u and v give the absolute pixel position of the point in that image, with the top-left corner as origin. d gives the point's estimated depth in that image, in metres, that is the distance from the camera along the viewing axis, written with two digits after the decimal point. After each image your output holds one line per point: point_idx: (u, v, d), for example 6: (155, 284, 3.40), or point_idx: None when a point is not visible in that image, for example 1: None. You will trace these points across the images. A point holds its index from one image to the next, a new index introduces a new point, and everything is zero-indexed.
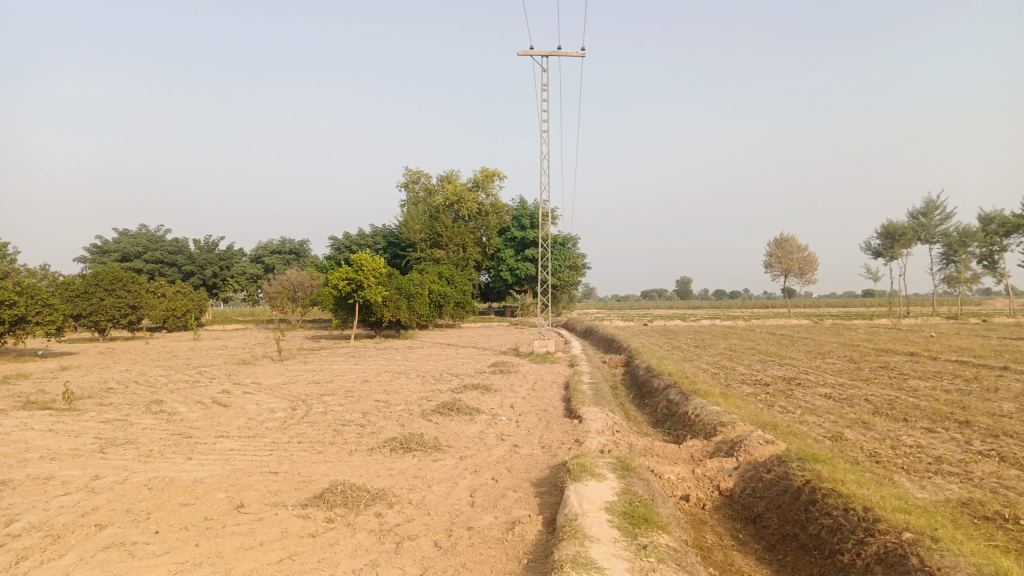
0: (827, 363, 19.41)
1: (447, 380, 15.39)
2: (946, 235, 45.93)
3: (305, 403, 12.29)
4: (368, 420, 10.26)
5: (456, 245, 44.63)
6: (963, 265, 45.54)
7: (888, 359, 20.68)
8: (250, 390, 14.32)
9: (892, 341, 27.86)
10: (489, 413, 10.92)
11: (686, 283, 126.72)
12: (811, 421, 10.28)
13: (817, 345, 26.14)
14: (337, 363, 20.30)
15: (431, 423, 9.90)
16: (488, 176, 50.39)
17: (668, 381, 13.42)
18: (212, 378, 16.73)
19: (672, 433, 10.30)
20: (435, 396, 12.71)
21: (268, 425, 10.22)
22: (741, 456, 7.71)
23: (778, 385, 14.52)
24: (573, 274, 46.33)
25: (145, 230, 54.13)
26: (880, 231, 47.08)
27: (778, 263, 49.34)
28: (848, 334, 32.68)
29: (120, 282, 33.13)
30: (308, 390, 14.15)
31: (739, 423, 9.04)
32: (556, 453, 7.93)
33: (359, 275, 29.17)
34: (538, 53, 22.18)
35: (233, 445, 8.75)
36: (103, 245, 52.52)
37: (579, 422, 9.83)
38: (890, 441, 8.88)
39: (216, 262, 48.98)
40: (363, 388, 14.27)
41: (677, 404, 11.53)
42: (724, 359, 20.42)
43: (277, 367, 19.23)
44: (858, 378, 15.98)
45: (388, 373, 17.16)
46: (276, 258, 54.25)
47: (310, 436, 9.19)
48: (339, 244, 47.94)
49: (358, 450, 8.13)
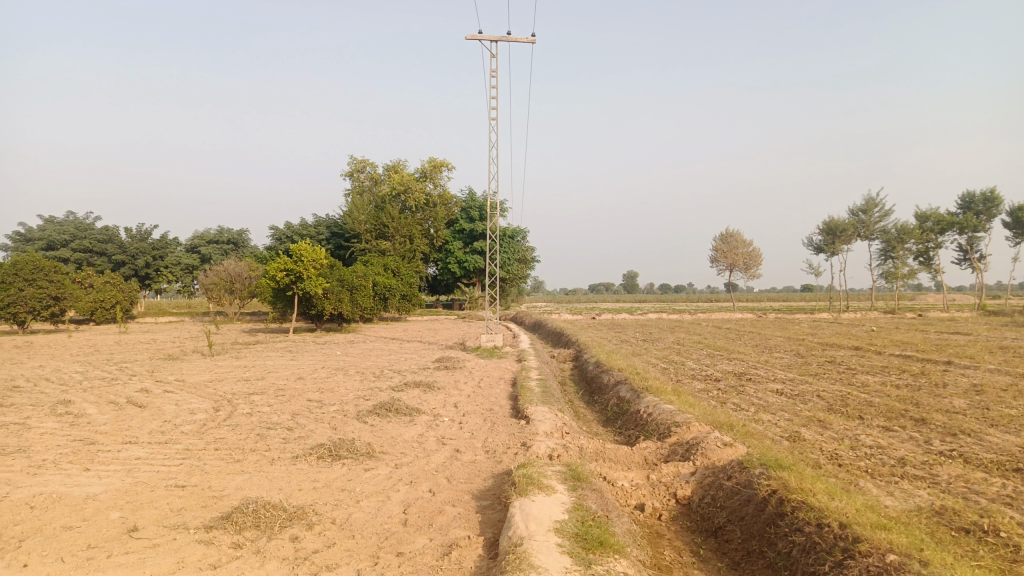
0: (775, 358, 19.29)
1: (388, 377, 14.56)
2: (884, 231, 46.98)
3: (229, 403, 11.33)
4: (296, 423, 9.42)
5: (403, 237, 43.63)
6: (900, 261, 46.68)
7: (835, 353, 20.71)
8: (172, 389, 13.23)
9: (836, 336, 28.12)
10: (429, 414, 10.19)
11: (633, 277, 128.08)
12: (767, 420, 9.87)
13: (763, 339, 26.12)
14: (272, 358, 19.22)
15: (365, 427, 9.13)
16: (436, 166, 49.42)
17: (619, 377, 12.90)
18: (133, 375, 15.51)
19: (624, 433, 9.76)
20: (374, 395, 11.90)
21: (185, 429, 9.28)
22: (698, 460, 7.17)
23: (729, 381, 14.17)
24: (522, 267, 45.81)
25: (73, 218, 51.40)
26: (822, 227, 47.90)
27: (724, 257, 49.77)
28: (793, 329, 32.97)
29: (41, 272, 31.17)
30: (237, 389, 13.15)
31: (694, 423, 8.54)
32: (500, 460, 7.26)
33: (298, 266, 27.99)
34: (486, 38, 21.33)
35: (140, 453, 7.81)
36: (26, 233, 49.62)
37: (526, 423, 9.17)
38: (849, 441, 8.51)
39: (149, 252, 46.55)
40: (297, 386, 13.35)
41: (628, 402, 11.01)
42: (673, 354, 20.11)
43: (207, 363, 18.05)
44: (808, 373, 15.81)
45: (325, 369, 16.23)
46: (214, 248, 52.21)
47: (228, 442, 8.32)
48: (280, 234, 46.39)
49: (282, 460, 7.32)
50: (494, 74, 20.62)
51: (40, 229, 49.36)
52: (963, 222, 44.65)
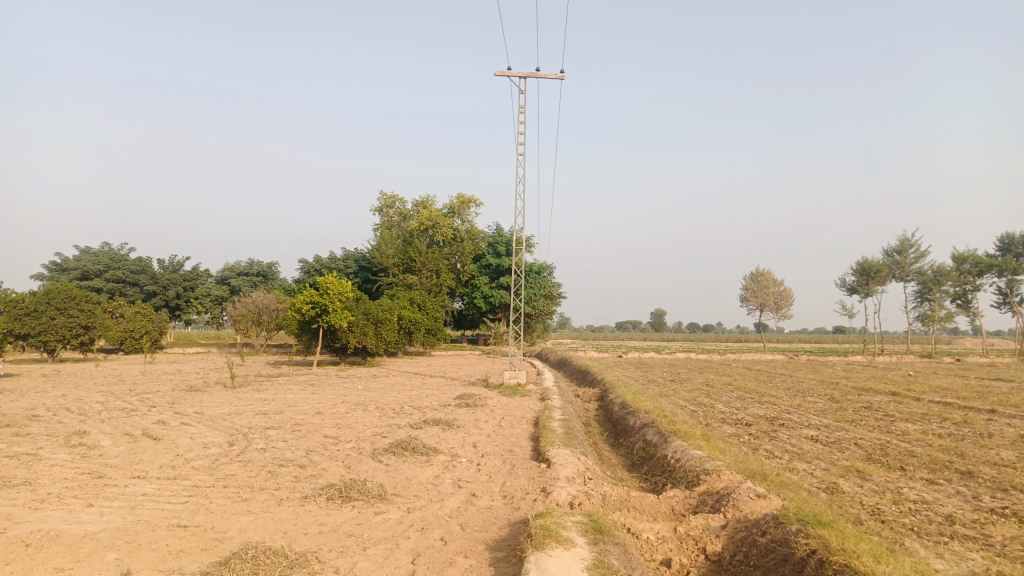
0: (808, 402, 18.59)
1: (408, 414, 14.22)
2: (921, 273, 45.88)
3: (244, 438, 11.07)
4: (310, 460, 9.13)
5: (429, 271, 43.65)
6: (937, 304, 45.47)
7: (871, 399, 19.93)
8: (189, 421, 13.03)
9: (871, 379, 27.21)
10: (447, 454, 9.84)
11: (661, 315, 126.79)
12: (802, 469, 9.35)
13: (795, 382, 25.33)
14: (293, 392, 19.00)
15: (380, 466, 8.80)
16: (464, 202, 49.63)
17: (646, 419, 12.43)
18: (152, 407, 15.37)
19: (649, 479, 9.31)
20: (391, 433, 11.57)
21: (196, 464, 9.03)
22: (729, 513, 6.74)
23: (761, 425, 13.59)
24: (548, 304, 45.46)
25: (108, 249, 52.38)
26: (855, 268, 46.97)
27: (754, 297, 48.95)
28: (826, 371, 32.03)
29: (73, 301, 31.56)
30: (254, 422, 12.92)
31: (724, 472, 8.08)
32: (518, 507, 6.88)
33: (324, 299, 27.98)
34: (515, 74, 21.40)
35: (146, 489, 7.56)
36: (62, 263, 50.63)
37: (547, 466, 8.77)
38: (891, 495, 7.98)
39: (180, 283, 47.07)
40: (315, 421, 13.07)
41: (655, 446, 10.56)
42: (702, 395, 19.52)
43: (227, 395, 17.89)
44: (844, 419, 15.14)
45: (345, 404, 15.95)
46: (243, 280, 52.67)
47: (237, 480, 8.04)
48: (307, 266, 46.71)
49: (290, 500, 7.01)
50: (523, 109, 20.61)
51: (75, 259, 50.27)
52: (1002, 264, 43.47)
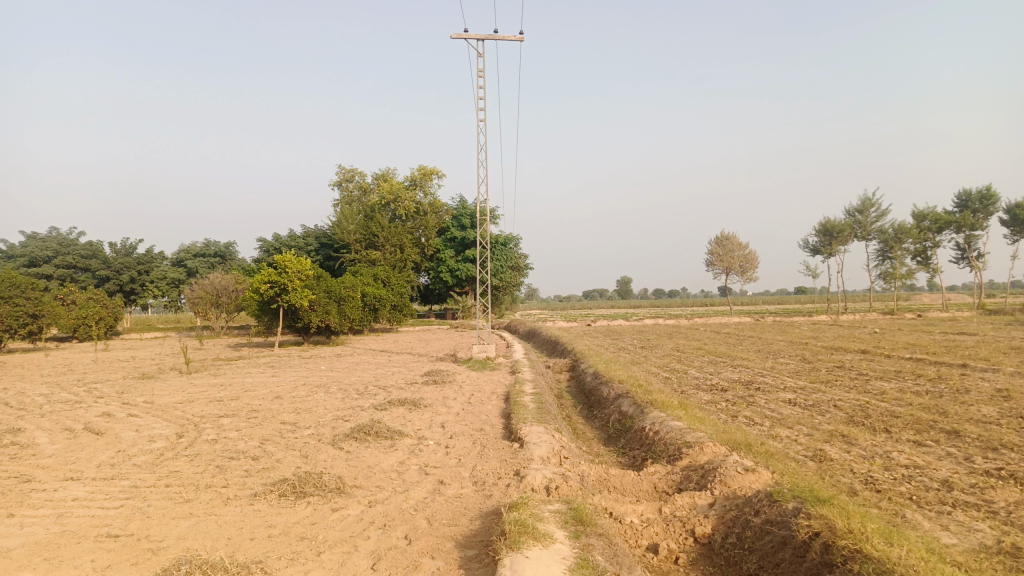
0: (781, 364, 18.35)
1: (372, 394, 13.55)
2: (882, 231, 46.24)
3: (195, 429, 10.31)
4: (263, 451, 8.45)
5: (393, 246, 42.70)
6: (898, 261, 45.96)
7: (843, 358, 19.78)
8: (137, 412, 12.19)
9: (838, 338, 27.29)
10: (412, 436, 9.23)
11: (627, 282, 127.39)
12: (785, 436, 8.95)
13: (765, 345, 25.21)
14: (252, 375, 18.14)
15: (340, 455, 8.15)
16: (426, 174, 48.50)
17: (620, 390, 11.95)
18: (99, 398, 14.44)
19: (627, 454, 8.83)
20: (354, 416, 10.90)
21: (138, 461, 8.28)
22: (717, 489, 6.28)
23: (737, 391, 13.23)
24: (515, 275, 44.89)
25: (56, 233, 50.29)
26: (818, 229, 47.20)
27: (720, 260, 48.95)
28: (794, 332, 32.12)
29: (18, 289, 30.05)
30: (207, 411, 12.14)
31: (708, 444, 7.62)
32: (490, 494, 6.32)
33: (283, 278, 26.98)
34: (472, 35, 20.41)
35: (78, 493, 6.82)
36: (8, 250, 48.46)
37: (520, 446, 8.20)
38: (881, 461, 7.59)
39: (134, 266, 45.36)
40: (273, 407, 12.33)
41: (631, 418, 10.08)
42: (674, 362, 19.20)
43: (182, 382, 17.01)
44: (819, 380, 14.88)
45: (306, 386, 15.20)
46: (200, 262, 50.99)
47: (182, 477, 7.33)
48: (267, 245, 45.33)
49: (238, 500, 6.35)
50: (482, 73, 19.72)
51: (22, 245, 48.13)
52: (961, 220, 43.99)
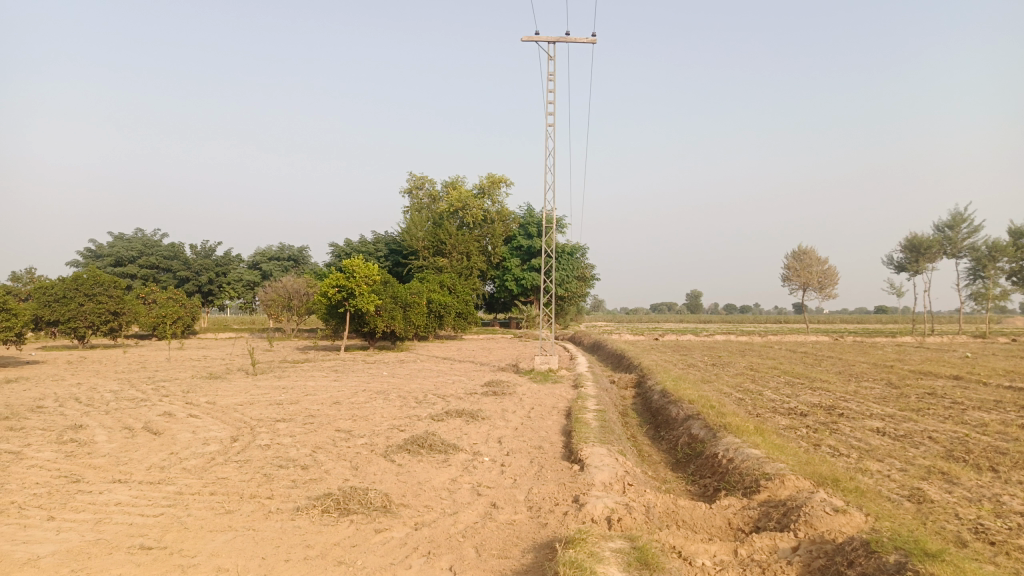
0: (865, 388, 17.11)
1: (429, 403, 13.19)
2: (974, 249, 43.48)
3: (249, 433, 10.12)
4: (313, 460, 8.14)
5: (460, 253, 42.73)
6: (992, 281, 43.06)
7: (933, 383, 18.36)
8: (197, 412, 12.17)
9: (927, 362, 25.50)
10: (467, 451, 8.77)
11: (697, 296, 124.52)
12: (876, 470, 8.08)
13: (846, 366, 23.77)
14: (314, 379, 18.12)
15: (391, 468, 7.76)
16: (495, 183, 48.39)
17: (690, 410, 11.21)
18: (164, 396, 14.57)
19: (697, 483, 8.15)
20: (409, 426, 10.54)
21: (188, 464, 8.09)
22: (802, 533, 5.59)
23: (818, 416, 12.25)
24: (582, 286, 44.23)
25: (141, 234, 52.37)
26: (904, 245, 44.76)
27: (796, 276, 47.01)
28: (876, 353, 30.35)
29: (101, 287, 31.18)
30: (264, 414, 12.01)
31: (789, 477, 6.89)
32: (546, 522, 5.78)
33: (350, 282, 27.11)
34: (543, 39, 19.95)
35: (121, 497, 6.62)
36: (97, 249, 50.72)
37: (580, 469, 7.64)
38: (991, 506, 6.68)
39: (212, 268, 46.80)
40: (330, 412, 12.11)
41: (702, 442, 9.37)
42: (747, 381, 18.20)
43: (245, 383, 17.09)
44: (909, 407, 13.70)
45: (365, 392, 14.99)
46: (274, 265, 52.31)
47: (227, 485, 7.06)
48: (338, 250, 46.05)
49: (280, 513, 6.02)
50: (552, 77, 19.28)
51: (110, 245, 50.31)
52: None
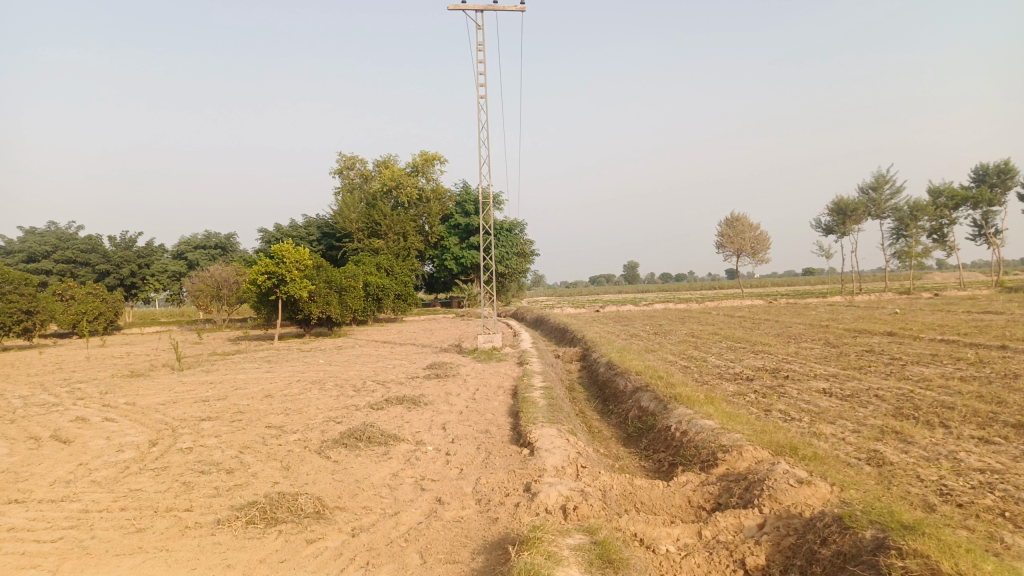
0: (805, 349, 17.25)
1: (368, 391, 12.55)
2: (897, 209, 44.97)
3: (170, 436, 9.31)
4: (240, 463, 7.46)
5: (396, 234, 41.75)
6: (914, 240, 44.71)
7: (869, 341, 18.68)
8: (113, 416, 11.22)
9: (858, 320, 26.17)
10: (409, 442, 8.22)
11: (634, 267, 125.94)
12: (830, 433, 7.91)
13: (783, 328, 24.15)
14: (246, 371, 17.18)
15: (326, 467, 7.15)
16: (428, 160, 47.31)
17: (639, 382, 10.91)
18: (79, 400, 13.47)
19: (651, 458, 7.83)
20: (346, 417, 9.92)
21: (97, 477, 7.29)
22: (767, 508, 5.28)
23: (764, 380, 12.17)
24: (521, 261, 43.91)
25: (55, 228, 49.35)
26: (831, 207, 45.94)
27: (731, 242, 47.75)
28: (811, 314, 31.08)
29: (10, 286, 29.09)
30: (189, 413, 11.15)
31: (747, 448, 6.60)
32: (496, 517, 5.30)
33: (280, 268, 25.97)
34: (471, 7, 19.20)
35: (14, 521, 5.82)
36: (6, 246, 47.55)
37: (530, 453, 7.20)
38: (949, 464, 6.53)
39: (134, 260, 44.40)
40: (261, 407, 11.35)
41: (653, 415, 9.06)
42: (691, 349, 18.16)
43: (169, 380, 16.03)
44: (851, 366, 13.80)
45: (300, 383, 14.20)
46: (201, 254, 50.05)
47: (141, 498, 6.33)
48: (268, 235, 44.41)
49: (199, 529, 5.34)
50: (482, 46, 18.60)
51: (20, 241, 47.16)
52: (978, 196, 42.59)
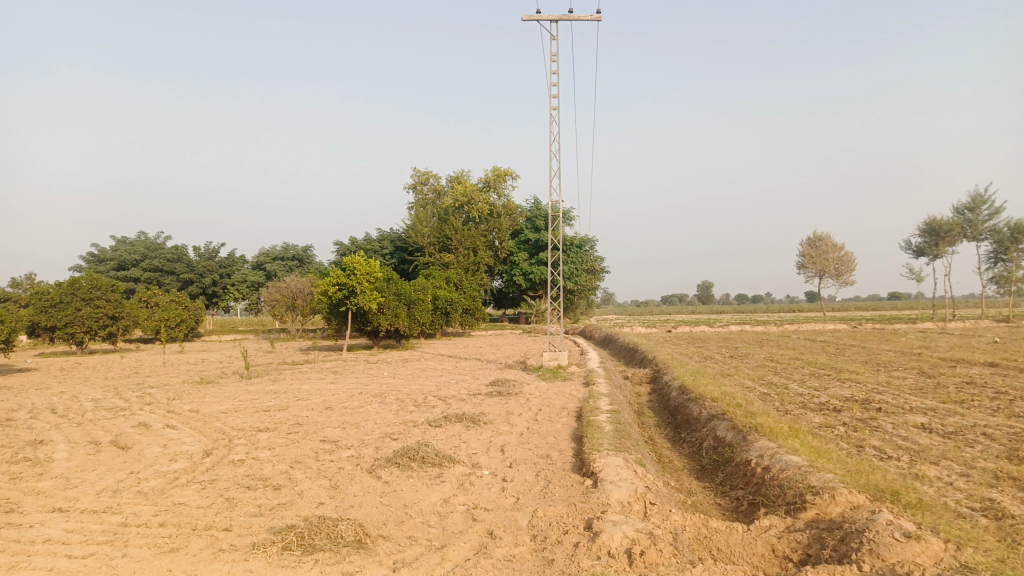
0: (897, 379, 15.96)
1: (428, 407, 12.17)
2: (995, 231, 42.03)
3: (225, 446, 9.12)
4: (288, 479, 7.13)
5: (467, 249, 41.72)
6: (1015, 264, 41.61)
7: (969, 372, 17.14)
8: (175, 423, 11.19)
9: (955, 349, 24.24)
10: (465, 464, 7.74)
11: (708, 287, 122.90)
12: (935, 476, 6.99)
13: (871, 355, 22.58)
14: (310, 382, 17.12)
15: (375, 489, 6.73)
16: (500, 176, 47.27)
17: (714, 409, 10.12)
18: (146, 405, 13.58)
19: (728, 496, 7.11)
20: (403, 434, 9.54)
21: (144, 487, 7.08)
22: (867, 565, 4.54)
23: (853, 412, 11.16)
24: (591, 279, 43.17)
25: (144, 238, 51.54)
26: (922, 228, 43.36)
27: (812, 263, 45.68)
28: (901, 341, 29.20)
29: (98, 291, 30.26)
30: (248, 423, 11.01)
31: (840, 490, 5.84)
32: (552, 558, 4.75)
33: (350, 280, 26.09)
34: (545, 18, 18.86)
35: (53, 532, 5.57)
36: (99, 254, 49.88)
37: (594, 484, 6.61)
38: None
39: (216, 270, 45.86)
40: (319, 420, 11.11)
41: (731, 447, 8.31)
42: (770, 374, 17.11)
43: (235, 388, 16.09)
44: (951, 399, 12.53)
45: (361, 396, 13.97)
46: (278, 265, 51.33)
47: (182, 514, 6.04)
48: (342, 248, 45.18)
49: (234, 553, 4.96)
50: (555, 57, 18.19)
51: (112, 249, 49.43)
52: None
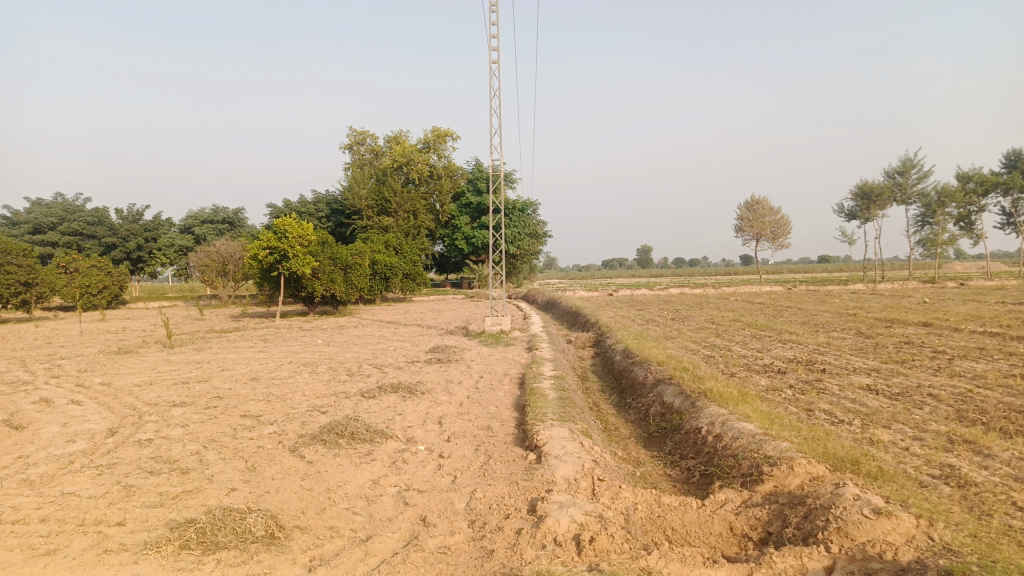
0: (837, 339, 16.01)
1: (362, 376, 11.48)
2: (924, 195, 43.21)
3: (133, 424, 8.28)
4: (199, 462, 6.39)
5: (406, 212, 40.63)
6: (941, 227, 42.95)
7: (905, 331, 17.33)
8: (81, 398, 10.22)
9: (888, 309, 24.77)
10: (399, 439, 7.14)
11: (647, 251, 124.18)
12: (889, 442, 6.73)
13: (809, 316, 22.82)
14: (238, 350, 16.18)
15: (297, 470, 6.06)
16: (440, 136, 45.96)
17: (661, 373, 9.75)
18: (52, 379, 12.46)
19: (678, 466, 6.74)
20: (333, 406, 8.86)
21: (31, 474, 6.23)
22: (836, 545, 4.15)
23: (799, 373, 10.98)
24: (533, 242, 42.70)
25: (62, 200, 48.50)
26: (855, 192, 44.29)
27: (750, 226, 46.24)
28: (835, 302, 29.75)
29: (8, 256, 28.08)
30: (163, 397, 10.12)
31: (798, 460, 5.47)
32: (493, 549, 4.21)
33: (282, 244, 24.87)
34: None
35: None
36: (12, 217, 46.69)
37: (537, 460, 6.11)
38: None
39: (141, 234, 43.48)
40: (242, 392, 10.30)
41: (679, 413, 7.95)
42: (712, 336, 16.97)
43: (155, 359, 15.03)
44: (893, 359, 12.52)
45: (290, 365, 13.15)
46: (208, 229, 49.12)
47: (68, 506, 5.25)
48: (276, 211, 43.43)
49: (121, 555, 4.23)
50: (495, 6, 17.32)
51: (27, 212, 46.36)
52: (1010, 182, 40.75)
